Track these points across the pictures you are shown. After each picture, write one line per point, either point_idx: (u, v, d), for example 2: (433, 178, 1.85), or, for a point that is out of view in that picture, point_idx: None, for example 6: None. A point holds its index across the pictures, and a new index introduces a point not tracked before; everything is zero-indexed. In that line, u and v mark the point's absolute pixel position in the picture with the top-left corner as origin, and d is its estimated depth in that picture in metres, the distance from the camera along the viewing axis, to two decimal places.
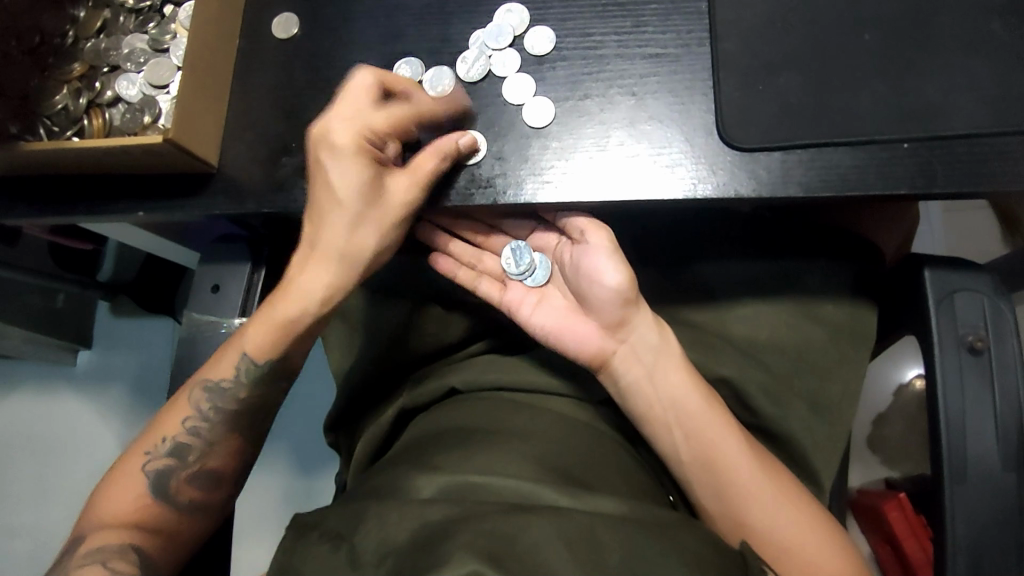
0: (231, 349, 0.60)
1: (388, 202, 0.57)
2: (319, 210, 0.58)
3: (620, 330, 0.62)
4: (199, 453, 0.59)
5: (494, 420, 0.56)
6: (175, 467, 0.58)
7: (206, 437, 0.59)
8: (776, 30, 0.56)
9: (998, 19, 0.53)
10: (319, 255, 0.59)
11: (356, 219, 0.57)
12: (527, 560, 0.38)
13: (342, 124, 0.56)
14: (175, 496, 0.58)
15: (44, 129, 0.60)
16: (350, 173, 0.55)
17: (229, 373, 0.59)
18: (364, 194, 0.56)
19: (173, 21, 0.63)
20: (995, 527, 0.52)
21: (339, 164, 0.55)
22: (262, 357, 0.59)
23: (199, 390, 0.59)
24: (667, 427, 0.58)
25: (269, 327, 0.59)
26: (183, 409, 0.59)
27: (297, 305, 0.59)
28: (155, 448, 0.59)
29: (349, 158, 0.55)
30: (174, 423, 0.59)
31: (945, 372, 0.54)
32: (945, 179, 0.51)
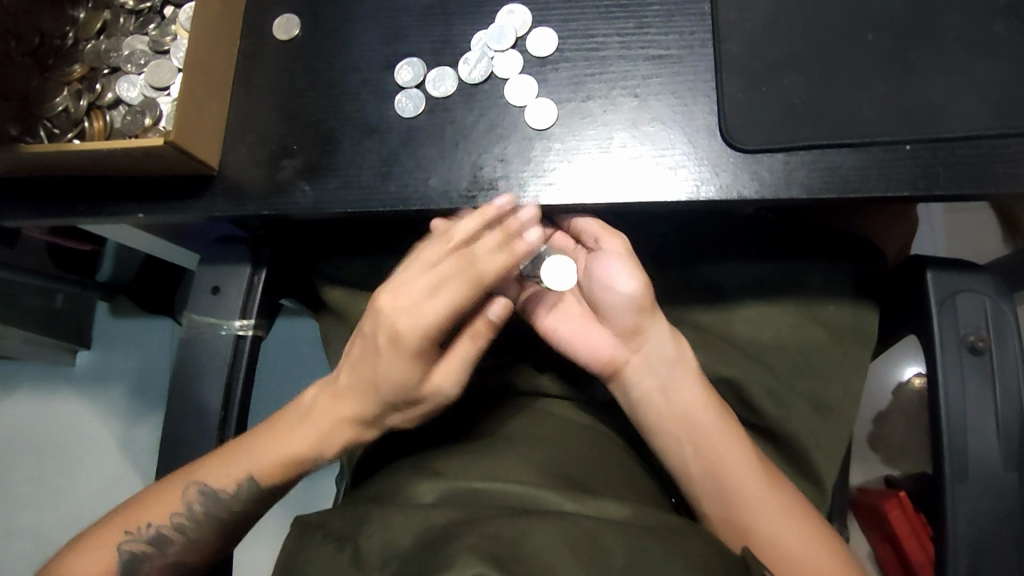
0: (235, 463, 0.56)
1: (428, 401, 0.54)
2: (362, 382, 0.54)
3: (634, 339, 0.60)
4: (180, 547, 0.55)
5: (499, 429, 0.57)
6: (151, 555, 0.55)
7: (190, 535, 0.55)
8: (779, 32, 0.56)
9: (1001, 20, 0.53)
10: (350, 414, 0.55)
11: (393, 405, 0.54)
12: (533, 563, 0.38)
13: (407, 325, 0.51)
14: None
15: (44, 131, 0.60)
16: (397, 375, 0.52)
17: (229, 487, 0.55)
18: (410, 393, 0.53)
19: (175, 22, 0.63)
20: (996, 527, 0.52)
21: (399, 360, 0.52)
22: (268, 484, 0.56)
23: (194, 489, 0.55)
24: (676, 439, 0.58)
25: (284, 460, 0.56)
26: (174, 504, 0.55)
27: (314, 447, 0.56)
28: (137, 530, 0.55)
29: (409, 359, 0.52)
30: (163, 512, 0.55)
31: (946, 373, 0.55)
32: (947, 180, 0.52)
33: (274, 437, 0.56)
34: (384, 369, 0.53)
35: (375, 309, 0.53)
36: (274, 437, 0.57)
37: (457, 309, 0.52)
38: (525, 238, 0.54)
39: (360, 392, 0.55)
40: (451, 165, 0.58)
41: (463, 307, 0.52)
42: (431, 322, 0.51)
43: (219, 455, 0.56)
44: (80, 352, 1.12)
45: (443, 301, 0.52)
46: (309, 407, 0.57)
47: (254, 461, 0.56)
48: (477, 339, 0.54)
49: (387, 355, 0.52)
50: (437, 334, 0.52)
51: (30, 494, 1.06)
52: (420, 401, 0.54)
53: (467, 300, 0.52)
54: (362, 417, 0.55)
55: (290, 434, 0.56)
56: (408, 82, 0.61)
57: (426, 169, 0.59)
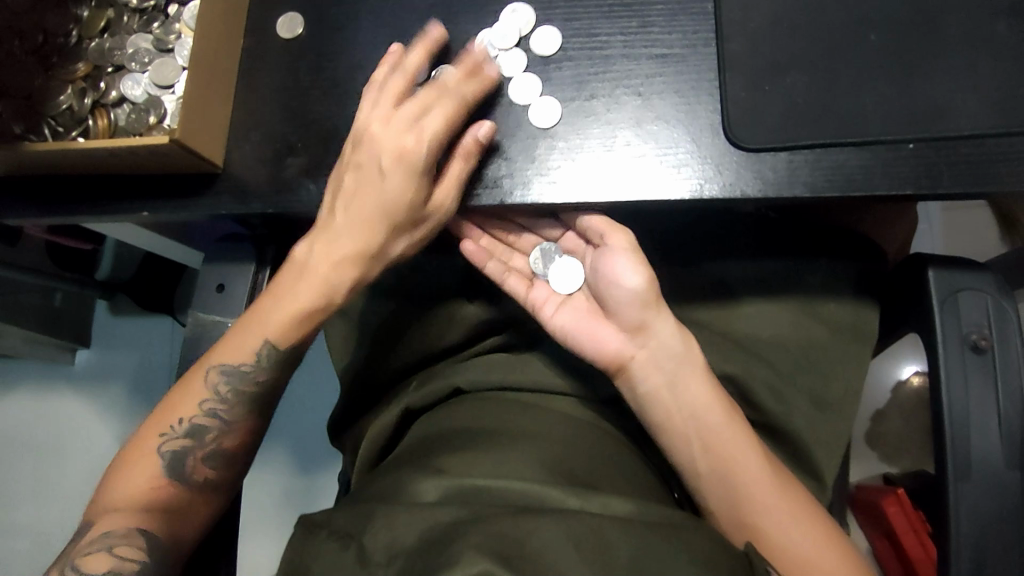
0: (247, 333, 0.58)
1: (435, 217, 0.57)
2: (358, 215, 0.57)
3: (639, 334, 0.61)
4: (218, 433, 0.57)
5: (503, 421, 0.56)
6: (192, 447, 0.56)
7: (225, 417, 0.57)
8: (783, 31, 0.56)
9: (1003, 21, 0.53)
10: (347, 249, 0.58)
11: (400, 227, 0.58)
12: (538, 561, 0.38)
13: (407, 140, 0.54)
14: (191, 476, 0.56)
15: (48, 129, 0.60)
16: (399, 193, 0.56)
17: (249, 359, 0.57)
18: (413, 208, 0.56)
19: (179, 20, 0.63)
20: (999, 525, 0.52)
21: (402, 172, 0.55)
22: (286, 343, 0.58)
23: (215, 371, 0.57)
24: (685, 438, 0.58)
25: (296, 313, 0.58)
26: (198, 392, 0.57)
27: (324, 293, 0.58)
28: (171, 429, 0.56)
29: (413, 168, 0.55)
30: (192, 404, 0.57)
31: (949, 370, 0.55)
32: (949, 179, 0.52)
33: (280, 295, 0.58)
34: (388, 188, 0.55)
35: (370, 140, 0.55)
36: (278, 299, 0.58)
37: (452, 119, 0.55)
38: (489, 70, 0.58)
39: (355, 227, 0.57)
40: None
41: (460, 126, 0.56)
42: (431, 133, 0.54)
43: (230, 337, 0.58)
44: (80, 350, 1.12)
45: (438, 116, 0.54)
46: (303, 261, 0.59)
47: (269, 325, 0.57)
48: (469, 156, 0.55)
49: (388, 174, 0.55)
50: (440, 146, 0.55)
51: (31, 492, 1.06)
52: (427, 218, 0.57)
53: (455, 114, 0.55)
54: (361, 248, 0.58)
55: (295, 289, 0.58)
56: None
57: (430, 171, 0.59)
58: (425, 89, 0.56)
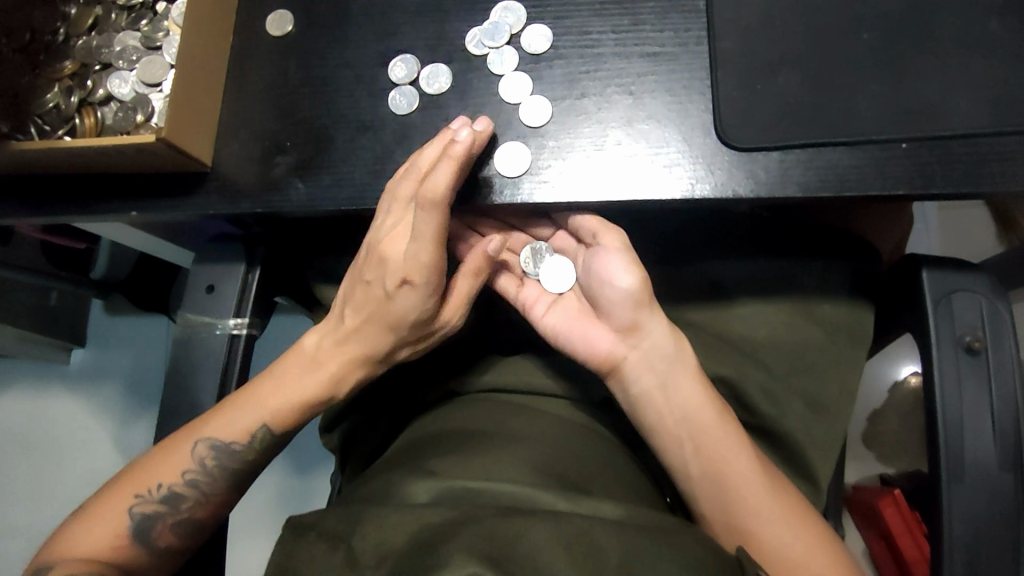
0: (244, 415, 0.57)
1: (440, 330, 0.59)
2: (367, 317, 0.58)
3: (632, 335, 0.60)
4: (193, 503, 0.56)
5: (495, 426, 0.56)
6: (164, 513, 0.55)
7: (204, 489, 0.56)
8: (774, 29, 0.56)
9: (996, 19, 0.53)
10: (357, 349, 0.58)
11: (405, 339, 0.58)
12: (526, 563, 0.37)
13: (415, 259, 0.54)
14: (155, 540, 0.54)
15: (35, 128, 0.59)
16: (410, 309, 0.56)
17: (242, 440, 0.56)
18: (419, 323, 0.57)
19: (167, 18, 0.62)
20: (993, 528, 0.52)
21: (409, 293, 0.56)
22: (283, 430, 0.58)
23: (204, 445, 0.56)
24: (678, 440, 0.57)
25: (297, 406, 0.58)
26: (183, 462, 0.56)
27: (327, 392, 0.58)
28: (148, 491, 0.55)
29: (419, 290, 0.55)
30: (174, 470, 0.56)
31: (942, 371, 0.54)
32: (942, 179, 0.51)
33: (281, 383, 0.58)
34: (397, 306, 0.56)
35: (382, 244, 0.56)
36: (280, 386, 0.58)
37: (441, 236, 0.54)
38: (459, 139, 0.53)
39: (365, 328, 0.58)
40: None
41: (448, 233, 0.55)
42: (433, 255, 0.54)
43: (223, 412, 0.57)
44: (75, 350, 1.12)
45: (434, 231, 0.53)
46: (311, 355, 0.59)
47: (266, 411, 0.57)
48: (476, 272, 0.58)
49: (397, 291, 0.56)
50: (443, 269, 0.55)
51: (24, 492, 1.06)
52: (432, 330, 0.59)
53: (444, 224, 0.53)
54: (367, 350, 0.58)
55: (297, 380, 0.58)
56: (402, 78, 0.61)
57: None
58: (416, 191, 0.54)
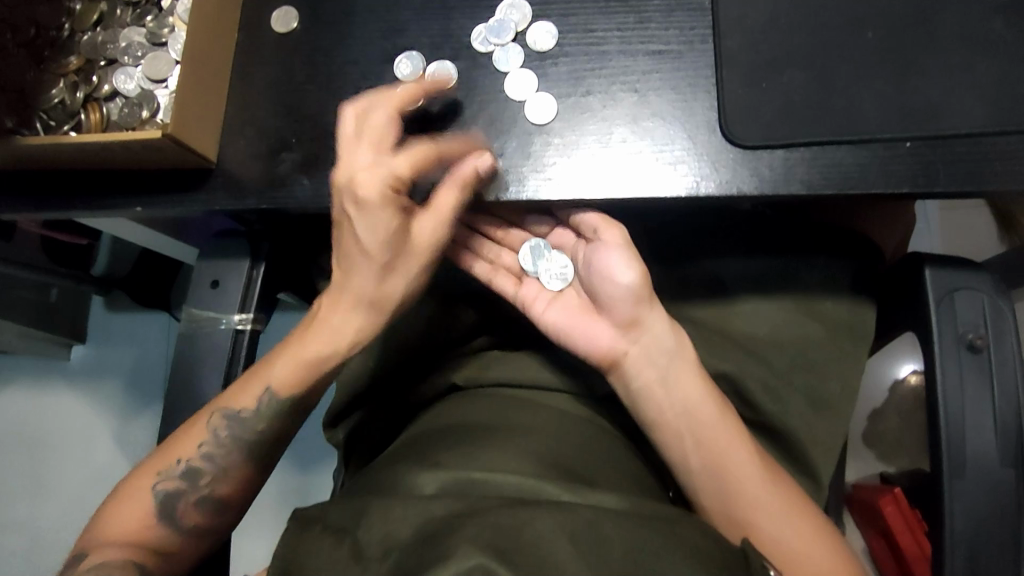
0: (254, 380, 0.59)
1: (420, 249, 0.55)
2: (347, 260, 0.57)
3: (633, 330, 0.60)
4: (211, 478, 0.57)
5: (497, 418, 0.56)
6: (185, 490, 0.57)
7: (220, 463, 0.58)
8: (779, 28, 0.56)
9: (1000, 18, 0.53)
10: (349, 299, 0.58)
11: (387, 272, 0.56)
12: (531, 554, 0.37)
13: (365, 176, 0.53)
14: (181, 519, 0.56)
15: (41, 123, 0.59)
16: (383, 228, 0.54)
17: (251, 405, 0.58)
18: (392, 242, 0.55)
19: (172, 14, 0.62)
20: (995, 524, 0.52)
21: (368, 214, 0.54)
22: (289, 391, 0.59)
23: (217, 416, 0.58)
24: (681, 434, 0.57)
25: (300, 362, 0.59)
26: (198, 436, 0.57)
27: (329, 346, 0.58)
28: (168, 469, 0.57)
29: (379, 206, 0.53)
30: (190, 447, 0.57)
31: (945, 369, 0.55)
32: (946, 177, 0.52)
33: (286, 345, 0.60)
34: (360, 229, 0.55)
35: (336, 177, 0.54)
36: (287, 349, 0.60)
37: (416, 159, 0.54)
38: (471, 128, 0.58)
39: (350, 273, 0.57)
40: None
41: (427, 165, 0.54)
42: (388, 172, 0.53)
43: (239, 386, 0.59)
44: (76, 346, 1.11)
45: (403, 159, 0.54)
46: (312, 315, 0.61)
47: (273, 372, 0.59)
48: (460, 184, 0.54)
49: (352, 215, 0.54)
50: (402, 183, 0.54)
51: (26, 488, 1.06)
52: (414, 248, 0.55)
53: (424, 154, 0.54)
54: (360, 296, 0.57)
55: (301, 340, 0.59)
56: (407, 76, 0.61)
57: None
58: (372, 120, 0.54)
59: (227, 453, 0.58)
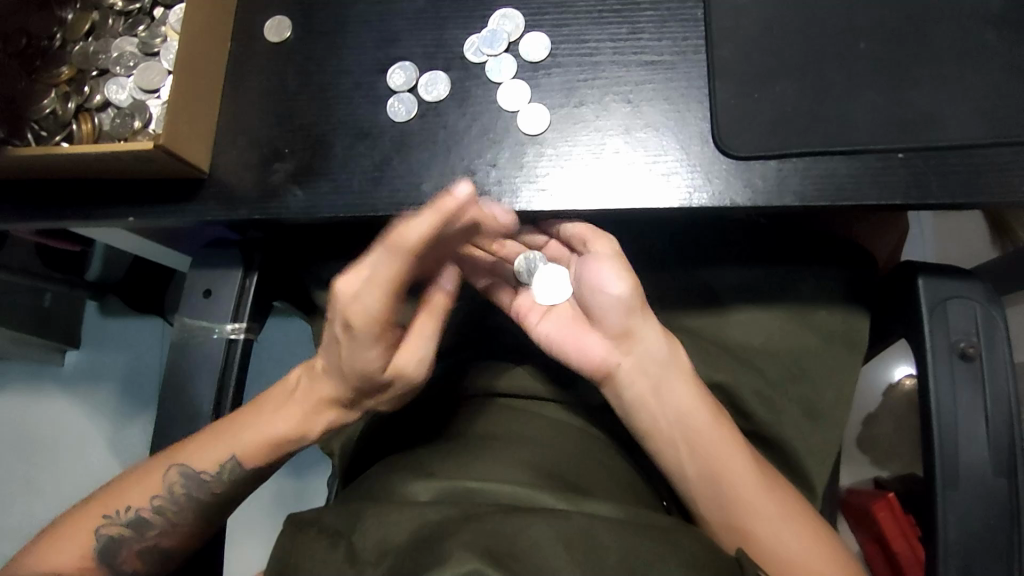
0: (218, 445, 0.57)
1: (398, 381, 0.53)
2: (335, 362, 0.54)
3: (625, 342, 0.60)
4: (159, 531, 0.57)
5: (491, 429, 0.56)
6: (131, 537, 0.57)
7: (170, 519, 0.57)
8: (772, 39, 0.56)
9: (992, 29, 0.53)
10: (327, 393, 0.57)
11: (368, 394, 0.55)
12: (527, 560, 0.37)
13: (355, 320, 0.48)
14: (120, 563, 0.57)
15: (32, 134, 0.59)
16: (366, 362, 0.51)
17: (212, 470, 0.57)
18: (373, 374, 0.52)
19: (164, 23, 0.62)
20: (987, 533, 0.52)
21: (354, 343, 0.50)
22: (249, 464, 0.58)
23: (177, 471, 0.57)
24: (677, 444, 0.58)
25: (265, 444, 0.58)
26: (153, 487, 0.57)
27: (295, 430, 0.58)
28: (116, 514, 0.57)
29: (362, 338, 0.49)
30: (143, 496, 0.57)
31: (937, 377, 0.55)
32: (938, 188, 0.52)
33: (259, 417, 0.59)
34: (346, 357, 0.51)
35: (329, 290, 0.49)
36: (259, 419, 0.59)
37: (396, 287, 0.47)
38: (456, 196, 0.48)
39: (332, 373, 0.55)
40: (443, 170, 0.58)
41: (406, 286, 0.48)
42: (372, 315, 0.48)
43: (201, 439, 0.58)
44: (69, 352, 1.11)
45: (375, 296, 0.47)
46: (293, 387, 0.60)
47: (238, 443, 0.58)
48: (435, 317, 0.53)
49: (343, 336, 0.50)
50: (386, 318, 0.48)
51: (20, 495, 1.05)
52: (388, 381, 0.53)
53: (403, 274, 0.47)
54: (337, 398, 0.56)
55: (274, 415, 0.58)
56: (400, 86, 0.61)
57: (419, 174, 0.58)
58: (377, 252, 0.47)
59: (188, 497, 0.58)
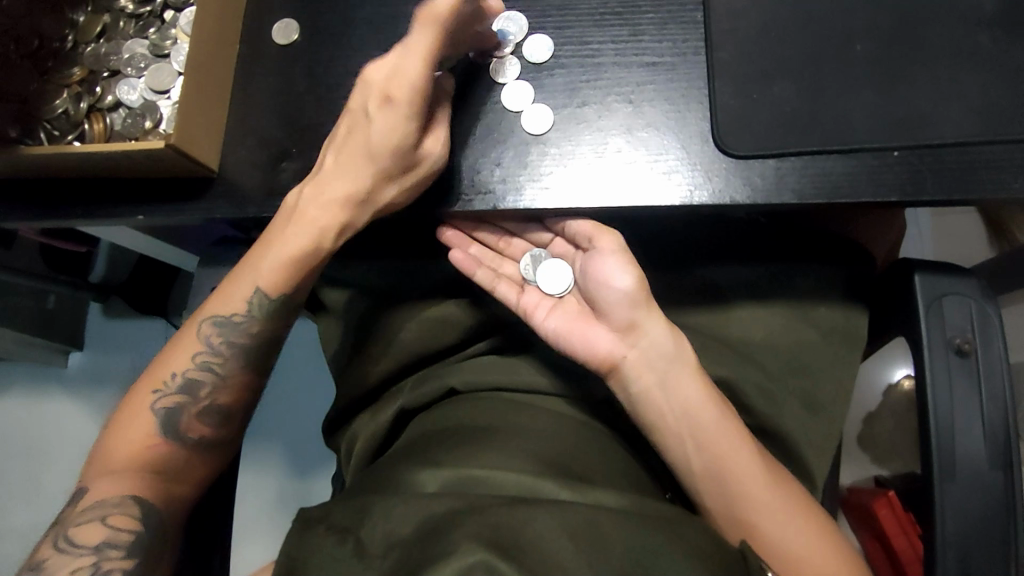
0: (242, 283, 0.60)
1: (421, 165, 0.56)
2: (359, 152, 0.56)
3: (630, 335, 0.61)
4: (211, 389, 0.59)
5: (498, 419, 0.56)
6: (187, 403, 0.58)
7: (218, 372, 0.60)
8: (770, 40, 0.57)
9: (985, 31, 0.55)
10: (341, 194, 0.57)
11: (389, 172, 0.56)
12: (532, 552, 0.38)
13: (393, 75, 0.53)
14: (186, 431, 0.58)
15: (44, 133, 0.60)
16: (390, 126, 0.54)
17: (242, 309, 0.59)
18: (398, 153, 0.55)
19: (175, 26, 0.63)
20: (984, 526, 0.53)
21: (387, 112, 0.54)
22: (276, 293, 0.59)
23: (209, 324, 0.60)
24: (678, 439, 0.58)
25: (281, 266, 0.59)
26: (193, 346, 0.59)
27: (308, 246, 0.58)
28: (165, 385, 0.59)
29: (401, 114, 0.53)
30: (186, 358, 0.59)
31: (934, 372, 0.56)
32: (933, 186, 0.53)
33: (273, 243, 0.59)
34: (376, 127, 0.54)
35: (362, 81, 0.55)
36: (271, 246, 0.59)
37: (433, 58, 0.52)
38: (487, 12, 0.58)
39: (345, 171, 0.57)
40: (448, 169, 0.59)
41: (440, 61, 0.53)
42: (412, 73, 0.52)
43: (225, 287, 0.60)
44: (73, 353, 1.11)
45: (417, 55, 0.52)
46: (294, 208, 0.59)
47: (260, 274, 0.59)
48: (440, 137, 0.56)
49: (375, 112, 0.54)
50: (422, 92, 0.52)
51: (23, 496, 1.04)
52: (411, 164, 0.56)
53: (435, 46, 0.52)
54: (351, 194, 0.57)
55: (286, 234, 0.58)
56: None
57: None
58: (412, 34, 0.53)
59: (227, 366, 0.60)
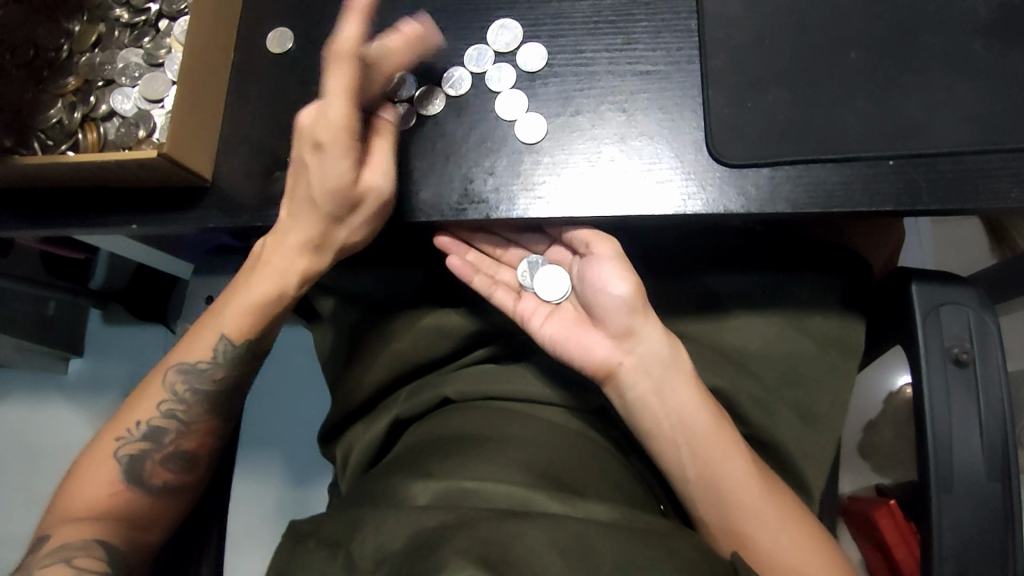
0: (205, 334, 0.61)
1: (367, 200, 0.55)
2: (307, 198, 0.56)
3: (625, 341, 0.61)
4: (175, 435, 0.61)
5: (491, 429, 0.56)
6: (150, 449, 0.60)
7: (182, 419, 0.61)
8: (765, 48, 0.57)
9: (980, 40, 0.54)
10: (299, 237, 0.58)
11: (341, 214, 0.56)
12: (523, 567, 0.38)
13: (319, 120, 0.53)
14: (149, 478, 0.59)
15: (38, 143, 0.61)
16: (329, 168, 0.53)
17: (207, 357, 0.61)
18: (342, 193, 0.55)
19: (169, 35, 0.64)
20: (982, 536, 0.52)
21: (323, 157, 0.53)
22: (241, 339, 0.61)
23: (174, 372, 0.61)
24: (673, 448, 0.58)
25: (244, 313, 0.60)
26: (158, 394, 0.61)
27: (270, 289, 0.59)
28: (128, 433, 0.60)
29: (332, 153, 0.53)
30: (150, 407, 0.61)
31: (931, 382, 0.55)
32: (928, 196, 0.52)
33: (237, 291, 0.61)
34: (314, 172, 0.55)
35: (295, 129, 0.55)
36: (235, 295, 0.61)
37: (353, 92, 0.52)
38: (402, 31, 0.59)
39: (298, 216, 0.57)
40: (442, 177, 0.59)
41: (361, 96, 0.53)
42: (333, 114, 0.52)
43: (190, 338, 0.62)
44: (72, 359, 1.10)
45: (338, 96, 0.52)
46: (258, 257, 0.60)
47: (224, 323, 0.60)
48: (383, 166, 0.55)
49: (309, 157, 0.54)
50: (350, 128, 0.52)
51: (23, 504, 1.03)
52: (360, 200, 0.55)
53: (353, 82, 0.52)
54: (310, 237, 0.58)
55: (252, 282, 0.60)
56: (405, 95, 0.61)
57: (417, 181, 0.59)
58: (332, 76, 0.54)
59: (192, 412, 0.61)
